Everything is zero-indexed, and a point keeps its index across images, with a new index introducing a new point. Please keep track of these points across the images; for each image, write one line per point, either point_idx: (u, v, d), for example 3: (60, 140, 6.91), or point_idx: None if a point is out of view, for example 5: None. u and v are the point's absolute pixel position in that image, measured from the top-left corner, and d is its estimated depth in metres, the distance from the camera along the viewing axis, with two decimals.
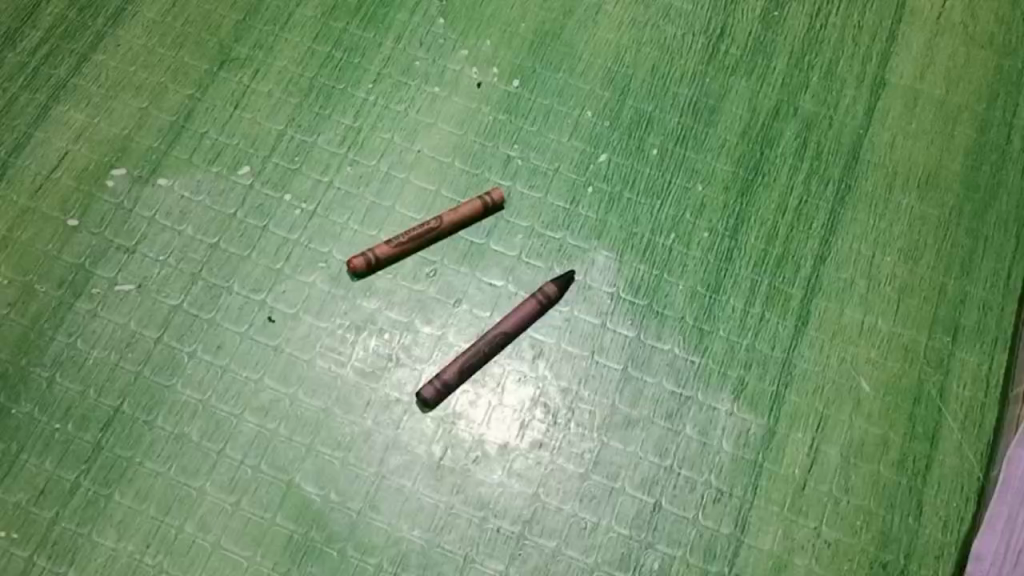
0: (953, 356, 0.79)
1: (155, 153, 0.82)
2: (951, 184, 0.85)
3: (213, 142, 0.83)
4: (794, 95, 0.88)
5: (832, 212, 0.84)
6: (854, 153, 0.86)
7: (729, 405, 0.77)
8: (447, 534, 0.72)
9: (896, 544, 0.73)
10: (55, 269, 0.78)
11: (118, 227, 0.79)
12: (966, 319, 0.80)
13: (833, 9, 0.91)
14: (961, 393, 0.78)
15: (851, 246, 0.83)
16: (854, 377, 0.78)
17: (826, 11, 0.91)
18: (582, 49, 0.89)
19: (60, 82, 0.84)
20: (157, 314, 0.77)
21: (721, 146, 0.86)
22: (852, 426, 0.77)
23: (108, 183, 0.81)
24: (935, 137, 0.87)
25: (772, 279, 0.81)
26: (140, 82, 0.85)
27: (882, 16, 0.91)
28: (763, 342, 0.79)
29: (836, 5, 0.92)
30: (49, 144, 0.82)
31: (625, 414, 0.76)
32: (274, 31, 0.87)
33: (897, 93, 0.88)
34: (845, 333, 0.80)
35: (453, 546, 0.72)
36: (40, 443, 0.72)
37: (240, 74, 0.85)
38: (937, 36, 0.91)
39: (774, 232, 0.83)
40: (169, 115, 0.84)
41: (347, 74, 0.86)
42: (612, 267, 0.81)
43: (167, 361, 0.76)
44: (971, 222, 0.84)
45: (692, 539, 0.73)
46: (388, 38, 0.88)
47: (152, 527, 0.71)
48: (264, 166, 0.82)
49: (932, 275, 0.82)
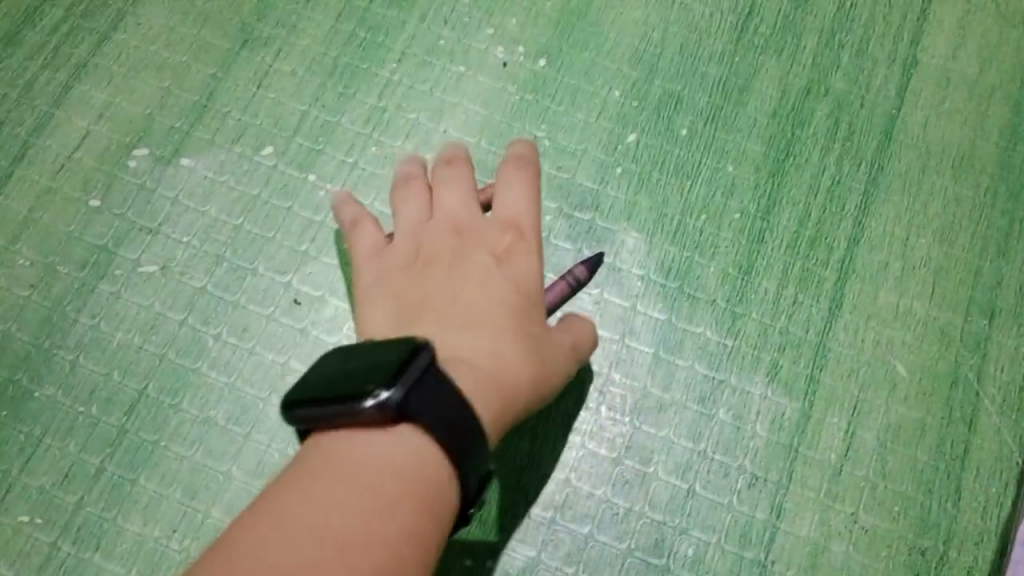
0: (991, 338, 0.78)
1: (178, 133, 0.81)
2: (986, 164, 0.83)
3: (236, 121, 0.82)
4: (825, 74, 0.86)
5: (866, 192, 0.82)
6: (887, 133, 0.84)
7: (762, 389, 0.75)
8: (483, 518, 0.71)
9: (935, 530, 0.72)
10: (78, 250, 0.77)
11: (141, 208, 0.78)
12: (1003, 301, 0.79)
13: None
14: (998, 377, 0.76)
15: (886, 228, 0.81)
16: (890, 361, 0.77)
17: None
18: (609, 28, 0.87)
19: (81, 61, 0.83)
20: (182, 296, 0.76)
21: (752, 126, 0.84)
22: (888, 411, 0.75)
23: (129, 164, 0.80)
24: (969, 117, 0.85)
25: (806, 261, 0.80)
26: (162, 61, 0.83)
27: None
28: (797, 325, 0.78)
29: None
30: (70, 123, 0.81)
31: (657, 398, 0.75)
32: (296, 10, 0.86)
33: (930, 72, 0.87)
34: (880, 316, 0.78)
35: (488, 532, 0.71)
36: (64, 426, 0.71)
37: (263, 54, 0.84)
38: (970, 14, 0.89)
39: (807, 213, 0.81)
40: (191, 95, 0.82)
41: (371, 54, 0.85)
42: (642, 249, 0.80)
43: (192, 344, 0.74)
44: (1008, 203, 0.82)
45: (727, 525, 0.72)
46: (412, 17, 0.86)
47: (179, 512, 0.70)
48: (287, 146, 0.81)
49: (969, 256, 0.80)
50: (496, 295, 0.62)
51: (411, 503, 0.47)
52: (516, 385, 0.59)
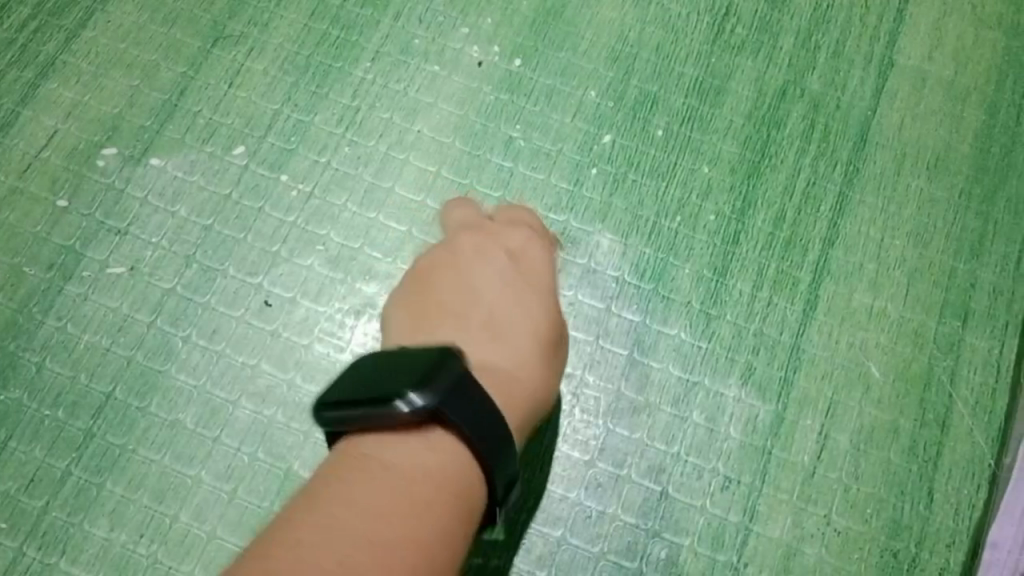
0: (964, 340, 0.78)
1: (147, 132, 0.80)
2: (960, 166, 0.83)
3: (207, 121, 0.81)
4: (800, 76, 0.86)
5: (841, 194, 0.82)
6: (862, 135, 0.84)
7: (736, 391, 0.75)
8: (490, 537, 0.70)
9: (907, 533, 0.72)
10: (44, 251, 0.76)
11: (109, 208, 0.77)
12: (977, 302, 0.79)
13: None
14: (971, 379, 0.76)
15: (860, 229, 0.81)
16: (864, 362, 0.77)
17: None
18: (585, 28, 0.87)
19: (49, 59, 0.82)
20: (150, 297, 0.75)
21: (727, 127, 0.84)
22: (861, 413, 0.75)
23: (97, 163, 0.79)
24: (943, 119, 0.85)
25: (780, 263, 0.80)
26: (132, 59, 0.82)
27: None
28: (771, 327, 0.77)
29: None
30: (38, 122, 0.80)
31: (631, 401, 0.75)
32: (269, 8, 0.85)
33: (905, 74, 0.87)
34: (855, 317, 0.78)
35: (484, 547, 0.70)
36: (29, 429, 0.70)
37: (235, 52, 0.83)
38: (945, 16, 0.89)
39: (781, 214, 0.81)
40: (161, 94, 0.81)
41: (345, 53, 0.84)
42: (617, 251, 0.79)
43: (160, 346, 0.74)
44: (981, 204, 0.82)
45: (700, 528, 0.71)
46: (386, 16, 0.86)
47: (146, 517, 0.69)
48: (259, 146, 0.80)
49: (943, 258, 0.80)
50: (517, 294, 0.71)
51: (438, 504, 0.53)
52: (540, 381, 0.68)
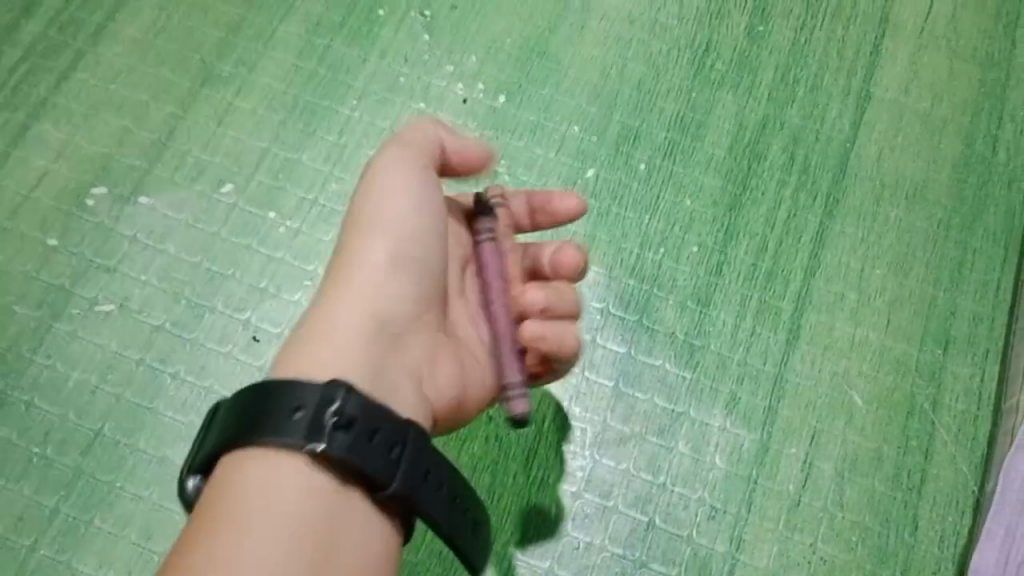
0: (945, 368, 0.79)
1: (137, 171, 0.81)
2: (938, 196, 0.85)
3: (196, 159, 0.82)
4: (780, 109, 0.88)
5: (821, 224, 0.84)
6: (841, 166, 0.86)
7: (721, 421, 0.76)
8: (417, 551, 0.71)
9: (892, 560, 0.72)
10: (34, 289, 0.76)
11: (99, 246, 0.78)
12: (957, 331, 0.80)
13: (818, 23, 0.91)
14: (952, 406, 0.77)
15: (840, 259, 0.82)
16: (846, 391, 0.78)
17: (811, 25, 0.91)
18: (568, 64, 0.88)
19: (39, 100, 0.83)
20: (139, 335, 0.76)
21: (709, 160, 0.85)
22: (845, 442, 0.76)
23: (87, 203, 0.80)
24: (921, 150, 0.87)
25: (763, 293, 0.81)
26: (122, 99, 0.84)
27: (866, 30, 0.92)
28: (754, 357, 0.78)
29: (820, 19, 0.92)
30: (28, 162, 0.81)
31: (617, 431, 0.75)
32: (257, 48, 0.86)
33: (883, 106, 0.88)
34: (836, 346, 0.79)
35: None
36: (17, 468, 0.71)
37: (224, 92, 0.85)
38: (921, 50, 0.91)
39: (763, 245, 0.82)
40: (151, 133, 0.83)
41: (332, 91, 0.86)
42: (601, 283, 0.80)
43: (148, 383, 0.74)
44: (960, 234, 0.83)
45: (687, 557, 0.72)
46: (372, 55, 0.87)
47: (134, 554, 0.69)
48: (247, 184, 0.81)
49: (922, 287, 0.81)
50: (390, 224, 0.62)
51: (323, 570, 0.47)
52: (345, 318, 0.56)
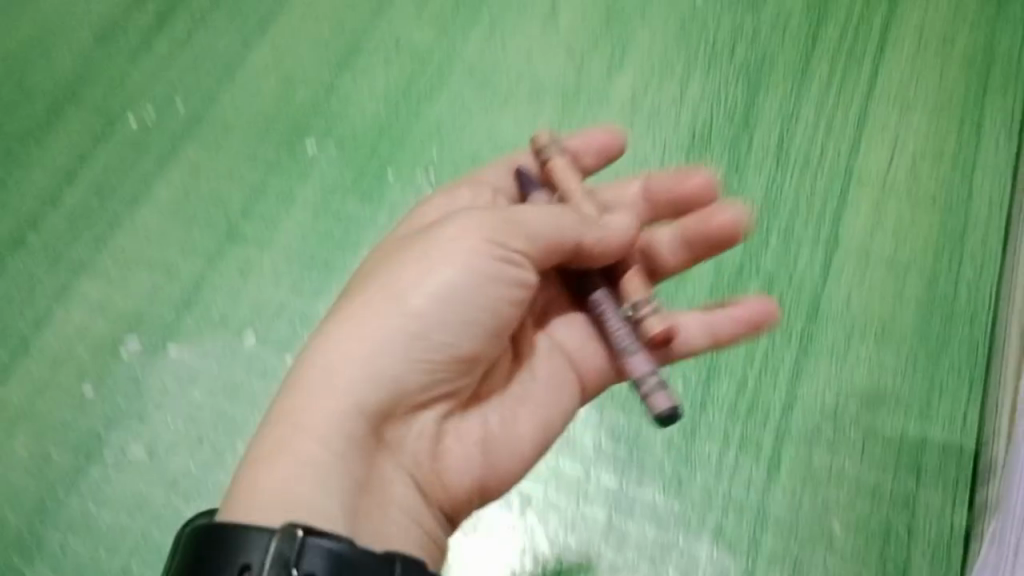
0: (918, 496, 0.84)
1: (167, 323, 0.89)
2: (905, 334, 0.91)
3: (221, 311, 0.90)
4: (755, 256, 0.96)
5: (797, 361, 0.90)
6: (814, 307, 0.93)
7: (709, 549, 0.81)
8: None
9: None
10: (70, 435, 0.83)
11: (130, 394, 0.85)
12: (928, 461, 0.86)
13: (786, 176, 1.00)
14: (927, 532, 0.82)
15: (816, 394, 0.88)
16: (827, 519, 0.83)
17: (779, 178, 1.00)
18: None
19: (80, 261, 0.92)
20: (166, 476, 0.82)
21: (690, 304, 0.93)
22: (826, 568, 0.81)
23: (121, 353, 0.87)
24: (888, 291, 0.93)
25: (745, 427, 0.87)
26: (155, 258, 0.92)
27: (831, 181, 1.00)
28: (739, 488, 0.84)
29: (788, 172, 1.00)
30: (69, 317, 0.89)
31: (610, 560, 0.81)
32: (279, 208, 0.95)
33: (850, 251, 0.96)
34: (815, 477, 0.85)
35: None
36: None
37: (248, 248, 0.93)
38: (883, 198, 0.98)
39: (743, 382, 0.89)
40: (180, 288, 0.91)
41: (345, 246, 0.94)
42: (593, 420, 0.88)
43: (173, 522, 0.80)
44: (927, 368, 0.89)
45: None
46: (381, 213, 0.96)
47: None
48: (267, 333, 0.89)
49: (894, 420, 0.87)
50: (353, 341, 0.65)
51: None
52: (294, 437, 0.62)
